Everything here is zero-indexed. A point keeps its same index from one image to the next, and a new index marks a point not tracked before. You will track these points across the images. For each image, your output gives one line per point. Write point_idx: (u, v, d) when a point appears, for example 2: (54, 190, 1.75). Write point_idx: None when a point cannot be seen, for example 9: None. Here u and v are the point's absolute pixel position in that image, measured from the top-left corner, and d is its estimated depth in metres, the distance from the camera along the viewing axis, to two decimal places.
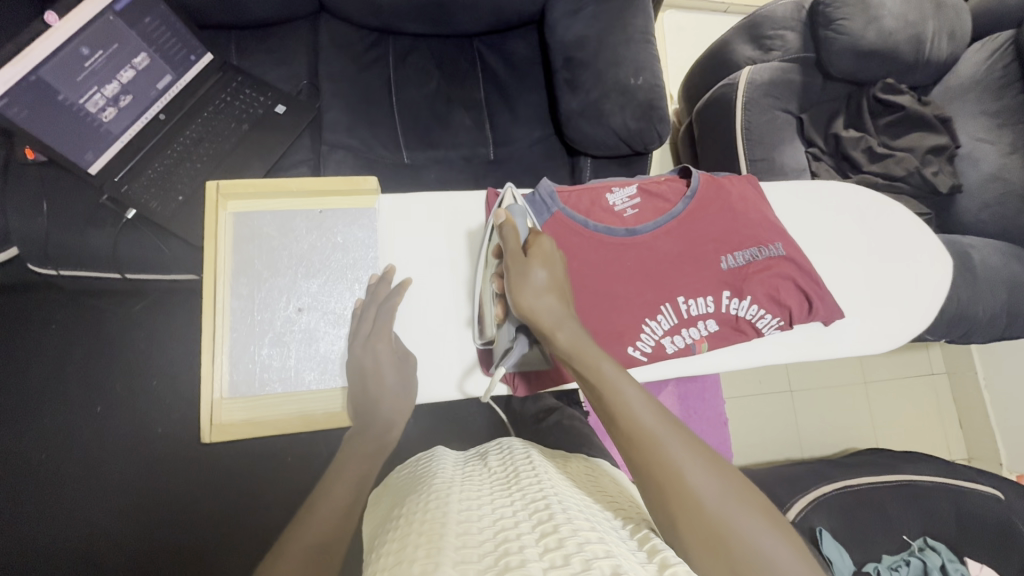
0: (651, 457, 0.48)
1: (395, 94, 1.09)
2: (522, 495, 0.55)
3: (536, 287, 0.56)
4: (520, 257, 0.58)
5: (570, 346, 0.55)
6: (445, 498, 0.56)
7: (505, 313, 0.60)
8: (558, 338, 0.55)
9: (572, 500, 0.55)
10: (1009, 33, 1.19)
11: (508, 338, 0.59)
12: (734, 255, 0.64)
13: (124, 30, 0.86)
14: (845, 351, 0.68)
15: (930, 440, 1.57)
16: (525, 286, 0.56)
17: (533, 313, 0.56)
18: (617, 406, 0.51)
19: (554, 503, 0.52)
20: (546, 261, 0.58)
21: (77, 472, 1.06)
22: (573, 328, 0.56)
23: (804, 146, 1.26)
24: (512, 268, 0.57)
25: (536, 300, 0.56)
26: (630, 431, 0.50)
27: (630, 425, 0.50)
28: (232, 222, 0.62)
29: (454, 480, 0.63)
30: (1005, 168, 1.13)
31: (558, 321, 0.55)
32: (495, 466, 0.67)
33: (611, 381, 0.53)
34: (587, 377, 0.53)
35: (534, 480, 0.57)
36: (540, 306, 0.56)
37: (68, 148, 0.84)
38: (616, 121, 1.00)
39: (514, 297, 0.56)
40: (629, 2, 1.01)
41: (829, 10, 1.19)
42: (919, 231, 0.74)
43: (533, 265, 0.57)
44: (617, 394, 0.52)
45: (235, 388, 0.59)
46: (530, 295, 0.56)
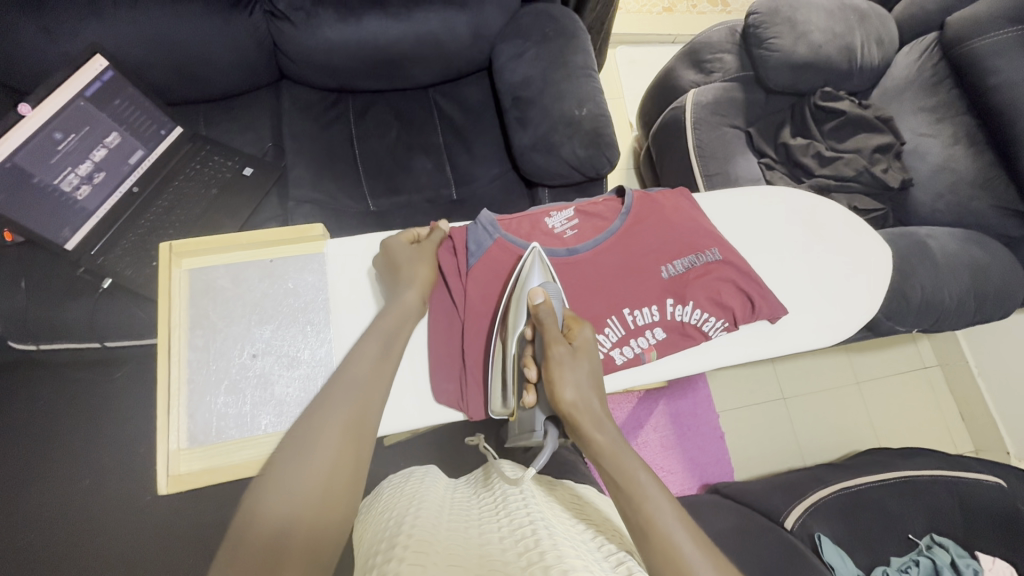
0: None
1: (358, 147, 1.15)
2: (509, 520, 0.54)
3: (580, 380, 0.57)
4: (562, 349, 0.58)
5: (608, 447, 0.54)
6: (435, 517, 0.54)
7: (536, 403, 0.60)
8: (598, 439, 0.55)
9: (559, 527, 0.54)
10: (932, 35, 1.28)
11: (540, 432, 0.60)
12: (673, 264, 0.67)
13: (95, 113, 0.92)
14: (796, 348, 0.69)
15: (933, 435, 1.54)
16: (572, 383, 0.56)
17: (577, 407, 0.56)
18: (652, 519, 0.48)
19: (540, 528, 0.51)
20: (589, 359, 0.58)
21: (64, 551, 1.04)
22: (612, 431, 0.56)
23: (757, 157, 1.31)
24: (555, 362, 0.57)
25: (579, 395, 0.56)
26: (663, 550, 0.46)
27: (661, 544, 0.47)
28: (187, 278, 0.65)
29: (443, 500, 0.62)
30: (951, 159, 1.19)
31: (599, 422, 0.56)
32: (483, 492, 0.66)
33: (647, 492, 0.50)
34: (625, 484, 0.51)
35: (522, 504, 0.57)
36: (583, 403, 0.56)
37: (45, 227, 0.88)
38: (566, 151, 1.04)
39: (556, 389, 0.56)
40: (568, 42, 1.09)
41: (760, 31, 1.27)
42: (855, 223, 0.77)
43: (580, 362, 0.57)
44: (654, 509, 0.49)
45: (193, 437, 0.59)
46: (569, 392, 0.56)
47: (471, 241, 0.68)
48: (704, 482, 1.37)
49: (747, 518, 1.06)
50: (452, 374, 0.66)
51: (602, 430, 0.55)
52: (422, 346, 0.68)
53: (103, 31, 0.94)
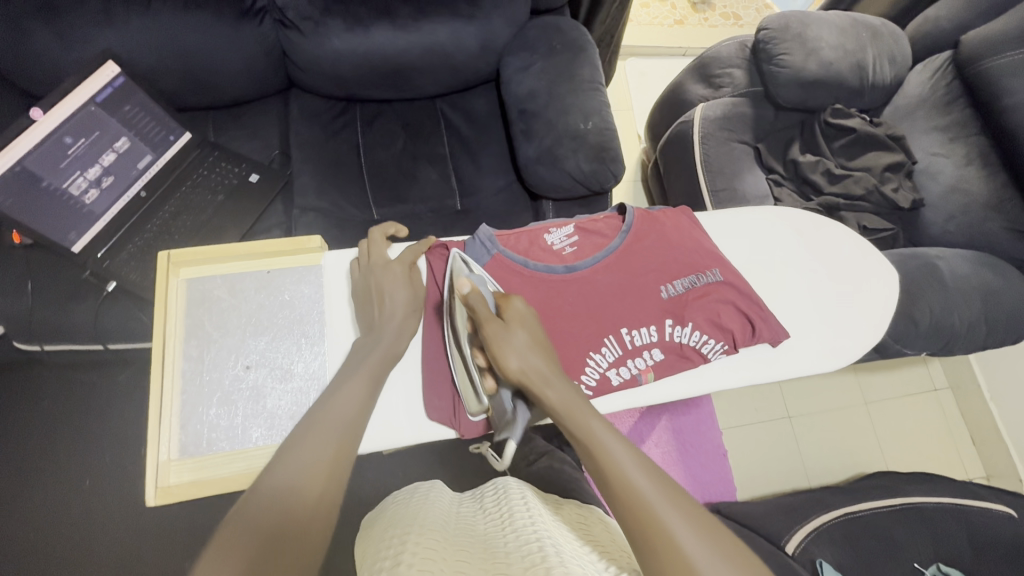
0: (643, 527, 0.44)
1: (364, 156, 1.16)
2: (515, 536, 0.54)
3: (520, 348, 0.56)
4: (495, 323, 0.56)
5: (563, 406, 0.53)
6: (440, 533, 0.53)
7: (497, 385, 0.60)
8: (549, 396, 0.54)
9: (566, 547, 0.53)
10: (946, 54, 1.26)
11: (509, 409, 0.60)
12: (673, 284, 0.66)
13: (105, 119, 0.93)
14: (798, 373, 0.67)
15: (943, 460, 1.50)
16: (508, 354, 0.55)
17: (522, 376, 0.54)
18: (612, 472, 0.48)
19: (547, 545, 0.50)
20: (523, 325, 0.57)
21: (61, 552, 1.04)
22: (563, 386, 0.55)
23: (765, 173, 1.29)
24: (491, 338, 0.56)
25: (523, 361, 0.55)
26: (622, 491, 0.46)
27: (618, 483, 0.47)
28: (184, 287, 0.65)
29: (449, 518, 0.61)
30: (964, 180, 1.17)
31: (547, 381, 0.55)
32: (489, 509, 0.64)
33: (605, 444, 0.50)
34: (583, 440, 0.51)
35: (528, 523, 0.55)
36: (529, 367, 0.55)
37: (52, 230, 0.89)
38: (570, 164, 1.04)
39: (500, 362, 0.55)
40: (575, 56, 1.09)
41: (770, 46, 1.25)
42: (860, 245, 0.76)
43: (512, 331, 0.56)
44: (609, 454, 0.49)
45: (183, 449, 0.59)
46: (510, 361, 0.55)
47: (468, 256, 0.67)
48: (705, 501, 1.34)
49: (748, 542, 1.04)
50: (445, 391, 0.66)
51: (548, 389, 0.54)
52: (416, 361, 0.68)
53: (115, 37, 0.95)
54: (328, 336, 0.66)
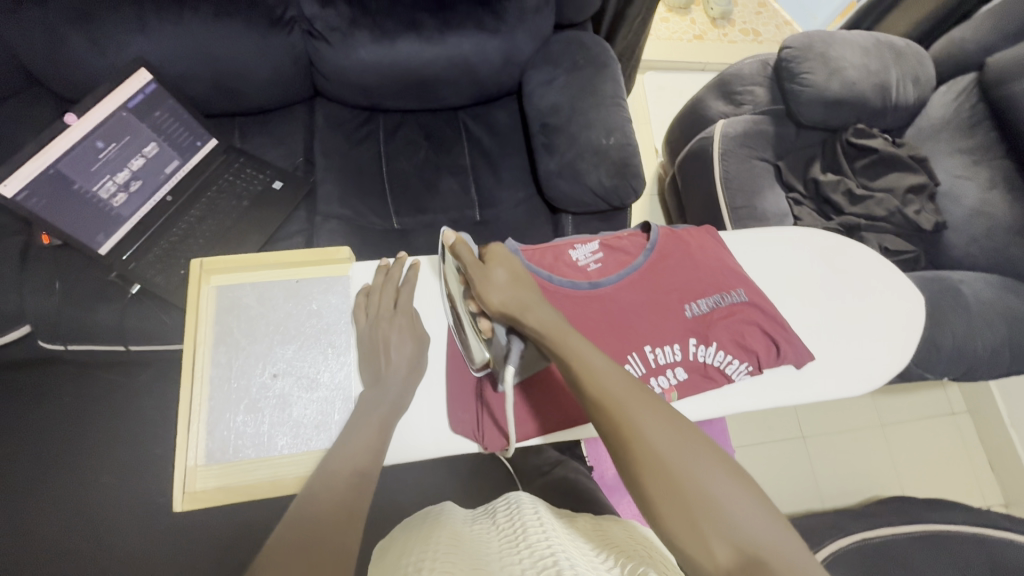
0: (617, 426, 0.51)
1: (386, 165, 1.17)
2: (530, 554, 0.52)
3: (502, 283, 0.60)
4: (477, 264, 0.61)
5: (544, 328, 0.58)
6: (454, 556, 0.51)
7: (492, 324, 0.62)
8: (529, 321, 0.58)
9: (582, 561, 0.52)
10: (971, 76, 1.26)
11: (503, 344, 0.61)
12: (698, 303, 0.66)
13: (136, 124, 0.95)
14: (822, 397, 0.67)
15: (961, 486, 1.47)
16: (490, 288, 0.59)
17: (504, 306, 0.59)
18: (586, 377, 0.54)
19: (563, 563, 0.48)
20: (502, 263, 0.61)
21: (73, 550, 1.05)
22: (543, 311, 0.59)
23: (785, 191, 1.29)
24: (474, 277, 0.61)
25: (504, 293, 0.59)
26: (597, 398, 0.53)
27: (594, 392, 0.54)
28: (214, 294, 0.66)
29: (463, 536, 0.59)
30: (986, 203, 1.16)
31: (527, 307, 0.59)
32: (501, 525, 0.62)
33: (580, 354, 0.56)
34: (561, 355, 0.56)
35: (543, 541, 0.54)
36: (510, 298, 0.59)
37: (80, 231, 0.91)
38: (592, 179, 1.04)
39: (483, 298, 0.59)
40: (598, 71, 1.10)
41: (793, 65, 1.26)
42: (887, 268, 0.75)
43: (491, 268, 0.60)
44: (586, 365, 0.55)
45: (210, 455, 0.60)
46: (492, 294, 0.59)
47: None
48: None
49: None
50: (469, 404, 0.66)
51: (528, 315, 0.58)
52: (438, 375, 0.68)
53: (148, 44, 0.97)
54: (350, 347, 0.67)
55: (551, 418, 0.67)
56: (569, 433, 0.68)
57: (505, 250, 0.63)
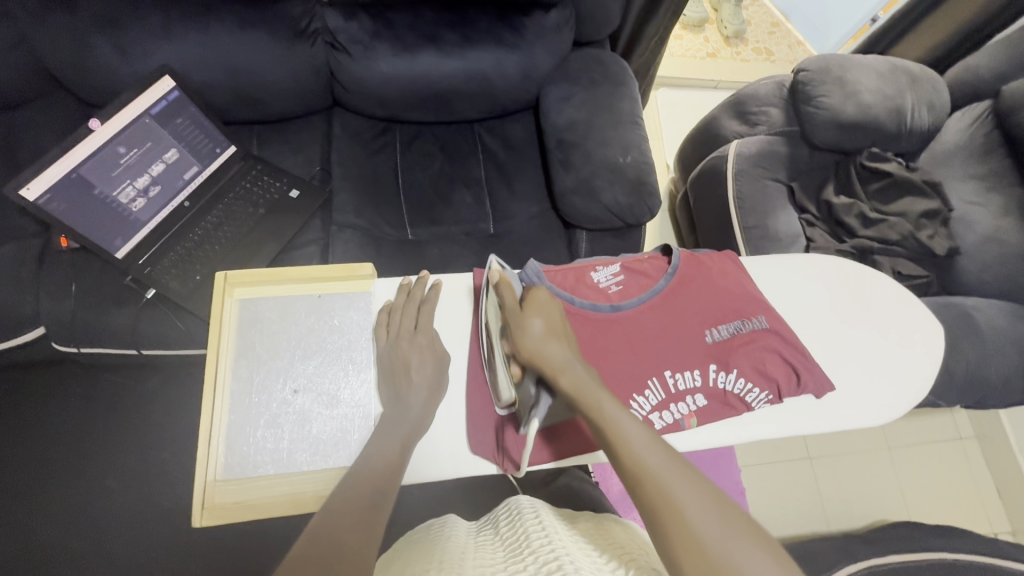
0: (653, 495, 0.50)
1: (401, 176, 1.18)
2: (533, 557, 0.51)
3: (538, 333, 0.60)
4: (516, 309, 0.62)
5: (575, 388, 0.57)
6: (459, 567, 0.51)
7: (523, 370, 0.62)
8: (562, 380, 0.58)
9: (585, 560, 0.51)
10: (986, 103, 1.26)
11: (532, 395, 0.60)
12: (718, 329, 0.66)
13: (157, 130, 0.96)
14: (838, 426, 0.67)
15: (967, 512, 1.46)
16: (525, 335, 0.60)
17: (535, 355, 0.59)
18: (622, 447, 0.53)
19: (566, 562, 0.48)
20: (541, 311, 0.61)
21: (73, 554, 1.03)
22: (577, 371, 0.59)
23: (797, 213, 1.29)
24: (512, 324, 0.61)
25: (540, 345, 0.59)
26: (631, 465, 0.52)
27: (629, 460, 0.53)
28: (237, 308, 0.67)
29: (466, 547, 0.59)
30: (1000, 231, 1.16)
31: (562, 364, 0.58)
32: (505, 533, 0.62)
33: (615, 422, 0.55)
34: (595, 419, 0.56)
35: (545, 543, 0.53)
36: (545, 353, 0.59)
37: (98, 236, 0.91)
38: (607, 197, 1.04)
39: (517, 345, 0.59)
40: (615, 90, 1.11)
41: (810, 88, 1.26)
42: (905, 298, 0.76)
43: (529, 315, 0.61)
44: (621, 433, 0.54)
45: (229, 469, 0.60)
46: (530, 346, 0.59)
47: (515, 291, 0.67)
48: None
49: None
50: (488, 425, 0.66)
51: (562, 373, 0.57)
52: (458, 394, 0.68)
53: (173, 52, 0.98)
54: (370, 364, 0.67)
55: (569, 445, 0.67)
56: (587, 457, 0.68)
57: (547, 296, 0.63)
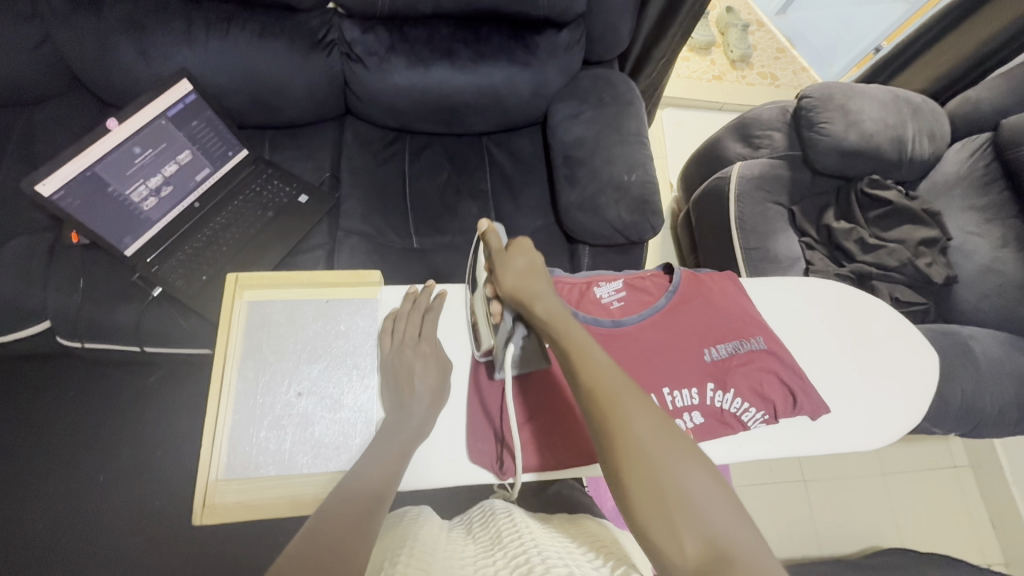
0: (605, 412, 0.51)
1: (409, 186, 1.20)
2: (504, 553, 0.52)
3: (517, 271, 0.61)
4: (500, 251, 0.63)
5: (549, 318, 0.58)
6: (430, 554, 0.52)
7: (502, 309, 0.64)
8: (536, 308, 0.59)
9: (554, 551, 0.53)
10: (985, 135, 1.29)
11: (509, 330, 0.62)
12: (717, 348, 0.67)
13: (173, 132, 0.97)
14: (832, 450, 0.68)
15: (961, 541, 1.46)
16: (508, 272, 0.61)
17: (515, 290, 0.60)
18: (581, 368, 0.54)
19: (534, 555, 0.49)
20: (526, 252, 0.63)
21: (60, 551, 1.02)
22: (551, 303, 0.60)
23: (798, 236, 1.31)
24: (494, 263, 0.63)
25: (518, 281, 0.61)
26: (588, 384, 0.53)
27: (588, 377, 0.53)
28: (246, 309, 0.69)
29: (439, 539, 0.59)
30: (998, 261, 1.17)
31: (538, 296, 0.60)
32: (478, 532, 0.63)
33: (580, 349, 0.55)
34: (563, 344, 0.56)
35: (516, 538, 0.54)
36: (522, 287, 0.60)
37: (110, 232, 0.93)
38: (612, 214, 1.06)
39: (498, 281, 0.61)
40: (623, 109, 1.13)
41: (812, 114, 1.29)
42: (901, 324, 0.77)
43: (513, 254, 0.62)
44: (582, 355, 0.55)
45: (231, 469, 0.61)
46: (508, 282, 0.61)
47: None
48: None
49: None
50: (489, 435, 0.67)
51: (536, 303, 0.59)
52: (459, 403, 0.69)
53: (193, 57, 1.00)
54: (374, 369, 0.69)
55: (562, 454, 0.67)
56: (584, 470, 0.68)
57: (533, 244, 0.65)
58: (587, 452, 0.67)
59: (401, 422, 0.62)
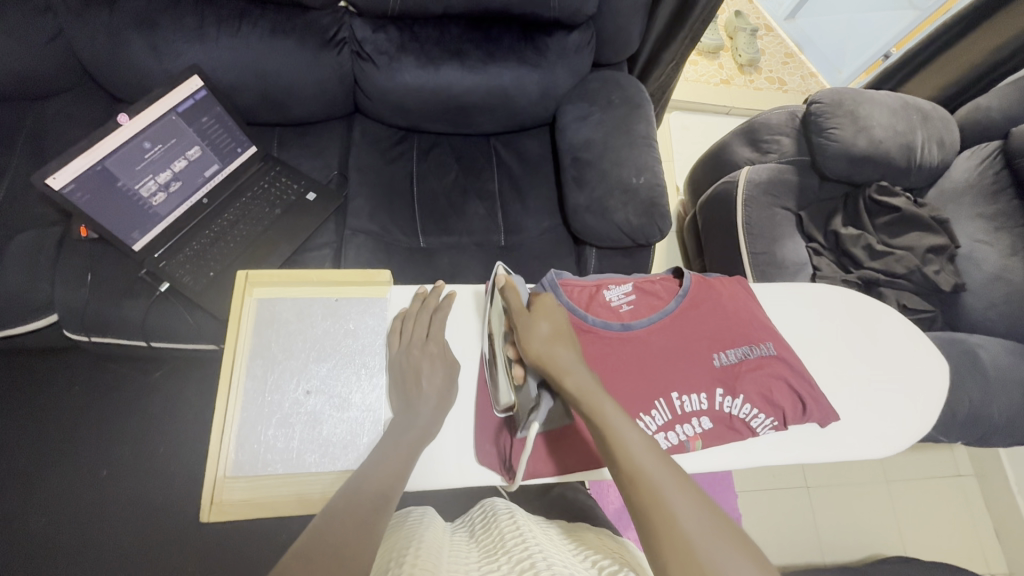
0: (647, 500, 0.50)
1: (416, 185, 1.19)
2: (508, 558, 0.52)
3: (543, 337, 0.61)
4: (523, 311, 0.63)
5: (581, 393, 0.57)
6: (434, 557, 0.52)
7: (525, 372, 0.62)
8: (568, 384, 0.58)
9: (558, 556, 0.52)
10: (995, 143, 1.28)
11: (533, 397, 0.61)
12: (726, 353, 0.67)
13: (183, 127, 0.97)
14: (839, 456, 0.68)
15: (965, 551, 1.45)
16: (534, 337, 0.60)
17: (542, 357, 0.59)
18: (620, 452, 0.53)
19: (539, 560, 0.49)
20: (549, 314, 0.63)
21: (61, 545, 1.02)
22: (584, 377, 0.59)
23: (805, 241, 1.31)
24: (518, 323, 0.62)
25: (545, 347, 0.60)
26: (629, 474, 0.52)
27: (627, 466, 0.52)
28: (255, 306, 0.69)
29: (441, 541, 0.59)
30: (1007, 269, 1.16)
31: (569, 366, 0.59)
32: (480, 534, 0.62)
33: (616, 427, 0.55)
34: (597, 423, 0.55)
35: (520, 542, 0.54)
36: (550, 355, 0.59)
37: (118, 227, 0.93)
38: (619, 216, 1.06)
39: (524, 344, 0.60)
40: (633, 112, 1.13)
41: (821, 120, 1.28)
42: (911, 332, 0.77)
43: (538, 318, 0.62)
44: (620, 438, 0.54)
45: (239, 467, 0.61)
46: (536, 347, 0.60)
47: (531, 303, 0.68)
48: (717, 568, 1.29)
49: None
50: (494, 436, 0.67)
51: (567, 375, 0.58)
52: (466, 405, 0.69)
53: (204, 53, 1.00)
54: (382, 369, 0.69)
55: (568, 458, 0.67)
56: (589, 474, 0.68)
57: (553, 301, 0.65)
58: (596, 456, 0.67)
59: (409, 421, 0.62)
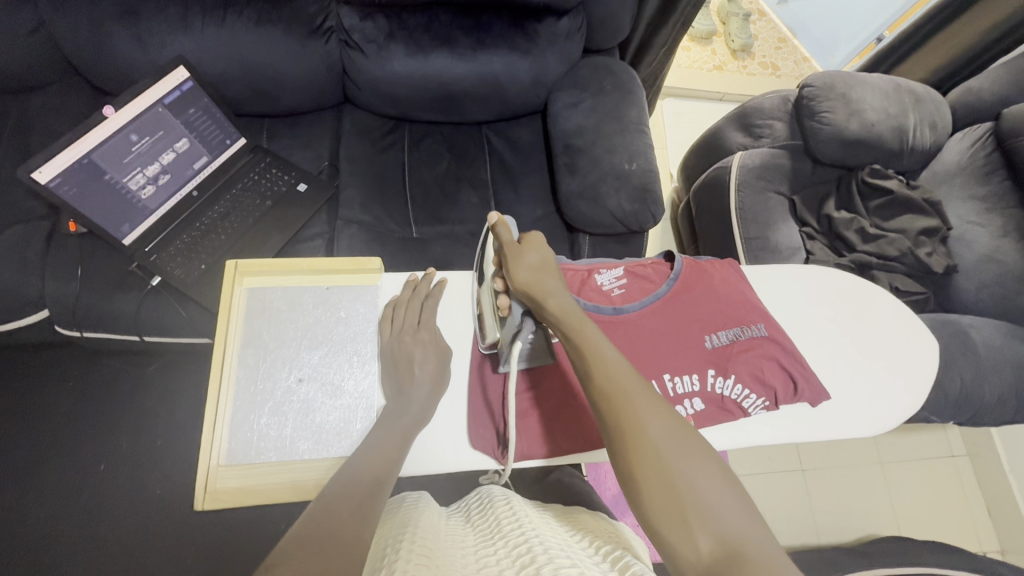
0: (618, 410, 0.50)
1: (408, 175, 1.19)
2: (505, 542, 0.52)
3: (530, 267, 0.61)
4: (512, 244, 0.64)
5: (560, 314, 0.58)
6: (432, 542, 0.52)
7: (511, 303, 0.64)
8: (548, 303, 0.59)
9: (554, 540, 0.53)
10: (987, 125, 1.28)
11: (518, 325, 0.63)
12: (718, 335, 0.67)
13: (169, 119, 0.96)
14: (831, 435, 0.69)
15: (958, 530, 1.47)
16: (520, 267, 0.61)
17: (527, 284, 0.60)
18: (596, 364, 0.53)
19: (535, 544, 0.49)
20: (537, 248, 0.63)
21: (59, 539, 1.02)
22: (564, 300, 0.60)
23: (798, 226, 1.31)
24: (507, 254, 0.63)
25: (530, 275, 0.61)
26: (603, 385, 0.52)
27: (601, 378, 0.53)
28: (245, 296, 0.68)
29: (439, 526, 0.59)
30: (999, 250, 1.17)
31: (551, 290, 0.60)
32: (476, 520, 0.63)
33: (592, 341, 0.55)
34: (573, 338, 0.56)
35: (516, 527, 0.54)
36: (533, 280, 0.60)
37: (107, 220, 0.92)
38: (612, 203, 1.06)
39: (511, 272, 0.61)
40: (624, 97, 1.12)
41: (814, 103, 1.28)
42: (901, 312, 0.77)
43: (526, 249, 0.63)
44: (595, 350, 0.54)
45: (232, 455, 0.61)
46: (522, 274, 0.61)
47: None
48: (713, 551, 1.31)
49: None
50: (488, 423, 0.67)
51: (549, 299, 0.59)
52: (459, 391, 0.69)
53: (189, 43, 0.99)
54: (374, 356, 0.69)
55: (562, 442, 0.67)
56: (583, 457, 0.68)
57: (543, 239, 0.65)
58: (589, 439, 0.67)
59: (402, 408, 0.62)
